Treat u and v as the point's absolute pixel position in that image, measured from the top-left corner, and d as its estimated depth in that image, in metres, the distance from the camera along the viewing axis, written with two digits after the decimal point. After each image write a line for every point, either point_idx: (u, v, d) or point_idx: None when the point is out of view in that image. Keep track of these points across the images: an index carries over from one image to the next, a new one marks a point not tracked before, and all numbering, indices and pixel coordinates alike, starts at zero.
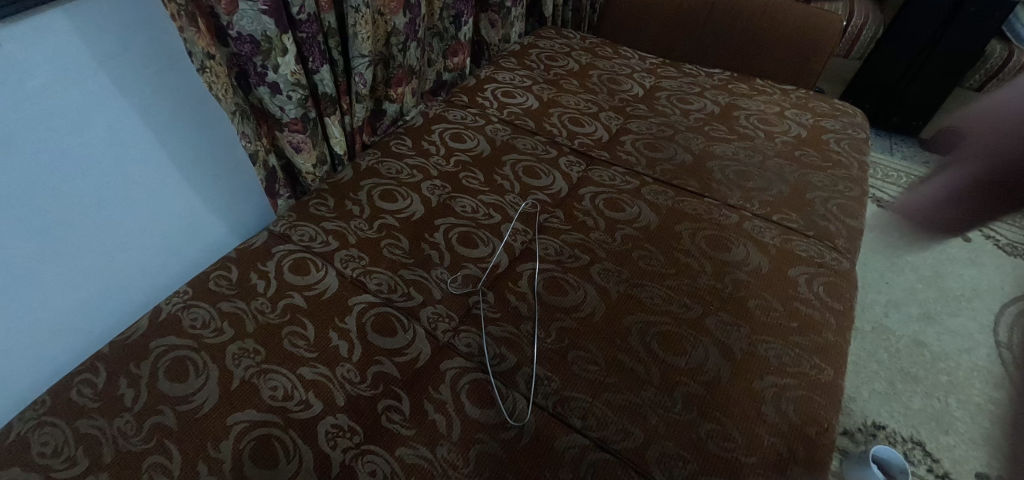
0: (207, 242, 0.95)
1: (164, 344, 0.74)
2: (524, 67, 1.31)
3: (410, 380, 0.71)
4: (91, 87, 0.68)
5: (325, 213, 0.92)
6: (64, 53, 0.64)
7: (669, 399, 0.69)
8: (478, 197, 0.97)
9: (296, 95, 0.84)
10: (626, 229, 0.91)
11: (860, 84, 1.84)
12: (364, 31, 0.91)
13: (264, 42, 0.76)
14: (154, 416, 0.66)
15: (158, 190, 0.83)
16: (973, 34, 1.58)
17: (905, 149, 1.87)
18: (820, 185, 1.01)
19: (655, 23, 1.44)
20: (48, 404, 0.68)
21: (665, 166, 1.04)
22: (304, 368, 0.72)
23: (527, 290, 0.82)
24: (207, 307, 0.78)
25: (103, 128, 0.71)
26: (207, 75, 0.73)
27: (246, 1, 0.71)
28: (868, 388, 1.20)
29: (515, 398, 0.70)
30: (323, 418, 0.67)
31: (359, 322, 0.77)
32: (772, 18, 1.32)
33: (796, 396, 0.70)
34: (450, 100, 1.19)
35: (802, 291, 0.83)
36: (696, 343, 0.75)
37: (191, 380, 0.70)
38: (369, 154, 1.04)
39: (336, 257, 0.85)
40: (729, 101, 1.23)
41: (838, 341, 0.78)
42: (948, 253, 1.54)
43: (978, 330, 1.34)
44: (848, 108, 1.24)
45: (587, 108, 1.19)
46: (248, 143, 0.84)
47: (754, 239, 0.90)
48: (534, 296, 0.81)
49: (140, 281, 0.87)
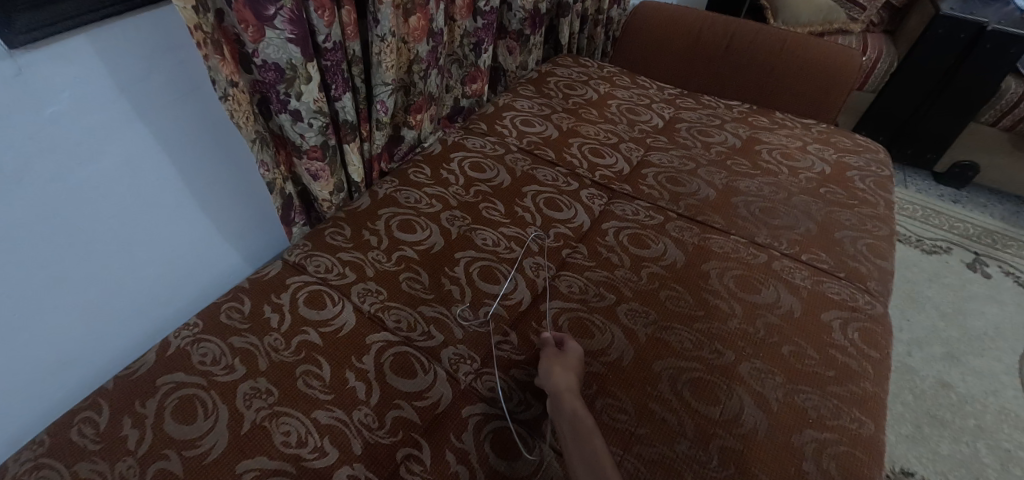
0: (219, 270, 0.92)
1: (172, 381, 0.70)
2: (542, 95, 1.30)
3: (431, 427, 0.68)
4: (113, 114, 0.66)
5: (341, 244, 0.89)
6: (86, 78, 0.61)
7: (704, 454, 0.66)
8: (500, 230, 0.94)
9: (317, 122, 0.81)
10: (652, 267, 0.89)
11: (873, 116, 1.83)
12: (388, 59, 0.89)
13: (288, 70, 0.74)
14: (159, 461, 0.62)
15: (173, 219, 0.80)
16: (990, 70, 1.57)
17: (919, 183, 1.89)
18: (848, 224, 0.99)
19: (673, 52, 1.43)
20: (47, 444, 0.64)
21: (688, 200, 1.02)
22: (319, 411, 0.68)
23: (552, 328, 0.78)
24: (217, 342, 0.75)
25: (122, 156, 0.69)
26: (229, 104, 0.71)
27: (273, 30, 0.69)
28: (895, 432, 1.18)
29: (541, 448, 0.67)
30: (339, 469, 0.63)
31: (378, 362, 0.74)
32: (792, 52, 1.32)
33: (838, 452, 0.67)
34: (467, 127, 1.18)
35: (838, 338, 0.79)
36: (729, 392, 0.72)
37: (200, 422, 0.66)
38: (386, 182, 1.01)
39: (352, 291, 0.82)
40: (750, 134, 1.21)
41: (878, 391, 0.74)
42: (969, 290, 1.51)
43: (1003, 370, 1.31)
44: (871, 143, 1.22)
45: (607, 139, 1.17)
46: (267, 171, 0.81)
47: (784, 280, 0.87)
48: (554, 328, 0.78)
49: (149, 312, 0.84)
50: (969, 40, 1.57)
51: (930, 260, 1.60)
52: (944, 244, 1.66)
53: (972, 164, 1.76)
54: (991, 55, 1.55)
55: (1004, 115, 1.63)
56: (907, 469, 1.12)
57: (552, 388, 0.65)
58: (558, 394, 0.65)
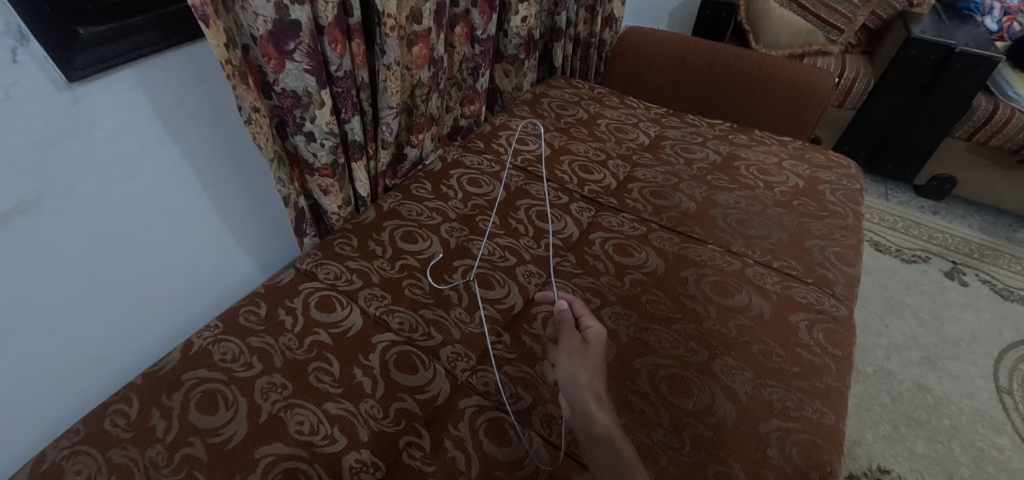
0: (236, 277, 1.00)
1: (196, 376, 0.77)
2: (536, 115, 1.39)
3: (430, 418, 0.75)
4: (150, 137, 0.74)
5: (349, 253, 0.97)
6: (130, 106, 0.70)
7: (677, 440, 0.72)
8: (495, 240, 1.02)
9: (329, 142, 0.89)
10: (634, 273, 0.96)
11: (854, 133, 1.92)
12: (393, 85, 0.98)
13: (304, 97, 0.82)
14: (185, 448, 0.69)
15: (197, 230, 0.88)
16: (962, 88, 1.66)
17: (900, 195, 1.97)
18: (818, 233, 1.07)
19: (659, 74, 1.52)
20: (82, 433, 0.71)
21: (670, 213, 1.10)
22: (329, 403, 0.75)
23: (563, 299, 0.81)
24: (236, 342, 0.82)
25: (156, 174, 0.77)
26: (252, 127, 0.79)
27: (292, 62, 0.78)
28: (872, 431, 1.24)
29: (531, 436, 0.74)
30: (347, 454, 0.70)
31: (383, 360, 0.81)
32: (769, 74, 1.41)
33: (800, 440, 0.74)
34: (466, 146, 1.26)
35: (803, 337, 0.87)
36: (702, 386, 0.79)
37: (221, 413, 0.73)
38: (390, 196, 1.10)
39: (360, 296, 0.90)
40: (730, 151, 1.30)
41: (839, 386, 0.82)
42: (946, 297, 1.58)
43: (978, 374, 1.38)
44: (844, 159, 1.30)
45: (596, 156, 1.26)
46: (283, 187, 0.89)
47: (756, 285, 0.95)
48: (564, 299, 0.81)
49: (173, 316, 0.91)
50: (939, 61, 1.66)
51: (910, 269, 1.67)
52: (923, 254, 1.73)
53: (950, 178, 1.85)
54: (960, 74, 1.64)
55: (977, 131, 1.71)
56: (884, 467, 1.18)
57: (569, 378, 0.67)
58: (575, 383, 0.66)
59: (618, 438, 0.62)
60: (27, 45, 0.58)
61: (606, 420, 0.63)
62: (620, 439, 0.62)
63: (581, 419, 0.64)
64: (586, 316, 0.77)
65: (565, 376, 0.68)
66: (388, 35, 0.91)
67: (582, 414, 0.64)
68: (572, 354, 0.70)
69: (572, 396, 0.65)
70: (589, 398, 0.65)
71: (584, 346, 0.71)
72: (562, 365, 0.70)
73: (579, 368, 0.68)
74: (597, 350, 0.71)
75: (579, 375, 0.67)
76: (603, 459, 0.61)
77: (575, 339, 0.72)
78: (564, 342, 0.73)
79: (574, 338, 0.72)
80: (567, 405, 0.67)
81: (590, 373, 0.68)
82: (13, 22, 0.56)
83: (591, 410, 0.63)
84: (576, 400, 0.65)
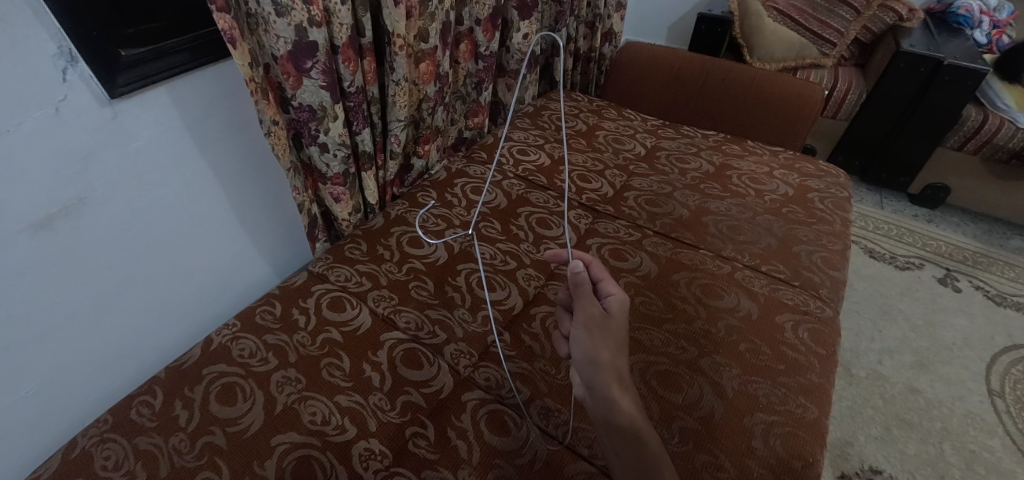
0: (253, 279, 1.06)
1: (216, 370, 0.82)
2: (537, 127, 1.45)
3: (434, 410, 0.80)
4: (179, 148, 0.80)
5: (359, 257, 1.02)
6: (163, 120, 0.76)
7: (667, 432, 0.77)
8: (496, 245, 1.08)
9: (341, 153, 0.96)
10: (628, 276, 1.01)
11: (848, 142, 1.97)
12: (402, 100, 1.04)
13: (319, 111, 0.88)
14: (206, 436, 0.74)
15: (218, 235, 0.94)
16: (952, 98, 1.70)
17: (894, 203, 2.01)
18: (806, 239, 1.12)
19: (655, 87, 1.58)
20: (110, 422, 0.75)
21: (664, 219, 1.15)
22: (340, 395, 0.80)
23: (579, 258, 0.80)
24: (253, 338, 0.87)
25: (184, 182, 0.83)
26: (271, 139, 0.85)
27: (309, 79, 0.84)
28: (865, 433, 1.28)
29: (528, 428, 0.79)
30: (357, 442, 0.75)
31: (390, 356, 0.86)
32: (762, 87, 1.47)
33: (784, 432, 0.78)
34: (470, 156, 1.32)
35: (789, 337, 0.91)
36: (691, 382, 0.83)
37: (240, 404, 0.78)
38: (397, 204, 1.16)
39: (369, 296, 0.95)
40: (723, 161, 1.35)
41: (823, 382, 0.86)
42: (939, 303, 1.62)
43: (970, 377, 1.41)
44: (833, 169, 1.35)
45: (594, 166, 1.31)
46: (298, 194, 0.95)
47: (744, 288, 1.00)
48: (581, 259, 0.79)
49: (194, 315, 0.97)
50: (928, 73, 1.71)
51: (903, 276, 1.71)
52: (917, 261, 1.77)
53: (944, 185, 1.89)
54: (949, 86, 1.69)
55: (968, 141, 1.75)
56: (876, 467, 1.21)
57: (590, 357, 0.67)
58: (597, 363, 0.66)
59: (643, 431, 0.63)
60: (75, 65, 0.65)
61: (630, 408, 0.63)
62: (645, 431, 0.63)
63: (603, 408, 0.64)
64: (607, 283, 0.76)
65: (584, 354, 0.68)
66: (397, 53, 0.98)
67: (604, 401, 0.64)
68: (592, 328, 0.70)
69: (593, 379, 0.65)
70: (611, 381, 0.65)
71: (604, 319, 0.70)
72: (581, 339, 0.69)
73: (600, 345, 0.68)
74: (617, 321, 0.71)
75: (601, 355, 0.67)
76: (624, 448, 0.62)
77: (596, 308, 0.72)
78: (583, 309, 0.72)
79: (595, 306, 0.72)
80: (586, 388, 0.66)
81: (611, 351, 0.68)
82: (65, 45, 0.63)
83: (614, 397, 0.63)
84: (597, 381, 0.65)
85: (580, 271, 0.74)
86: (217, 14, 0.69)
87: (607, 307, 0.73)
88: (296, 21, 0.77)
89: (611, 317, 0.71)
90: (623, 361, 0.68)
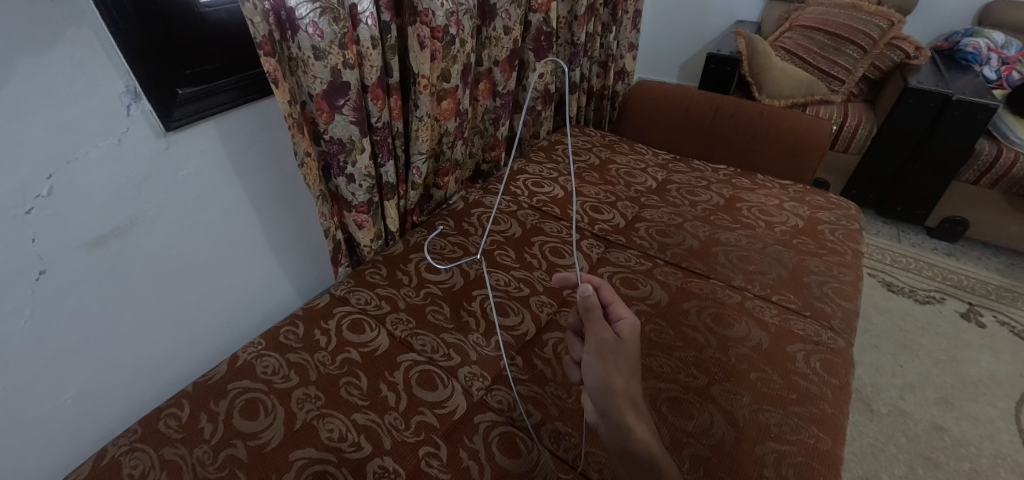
0: (279, 300, 1.11)
1: (241, 386, 0.86)
2: (551, 160, 1.51)
3: (448, 431, 0.82)
4: (220, 176, 0.87)
5: (379, 281, 1.07)
6: (208, 151, 0.83)
7: (677, 459, 0.77)
8: (510, 272, 1.12)
9: (366, 183, 1.01)
10: (639, 304, 1.03)
11: (862, 176, 1.98)
12: (424, 134, 1.11)
13: (349, 144, 0.95)
14: (228, 448, 0.77)
15: (250, 256, 0.99)
16: (965, 131, 1.71)
17: (912, 237, 2.00)
18: (817, 270, 1.13)
19: (667, 122, 1.63)
20: (139, 432, 0.79)
21: (675, 250, 1.18)
22: (357, 414, 0.83)
23: (585, 282, 0.83)
24: (277, 357, 0.91)
25: (222, 207, 0.90)
26: (304, 169, 0.91)
27: (340, 114, 0.91)
28: (888, 472, 1.24)
29: (538, 450, 0.80)
30: (371, 460, 0.77)
31: (406, 378, 0.89)
32: (770, 123, 1.51)
33: (796, 462, 0.78)
34: (486, 188, 1.37)
35: (800, 367, 0.92)
36: (701, 408, 0.84)
37: (261, 419, 0.81)
38: (417, 232, 1.21)
39: (387, 320, 0.99)
40: (733, 194, 1.38)
41: (836, 412, 0.86)
42: (963, 338, 1.59)
43: (999, 416, 1.37)
44: (844, 201, 1.37)
45: (606, 197, 1.35)
46: (324, 221, 1.00)
47: (754, 317, 1.01)
48: (590, 283, 0.82)
49: (223, 332, 1.02)
50: (938, 108, 1.72)
51: (924, 310, 1.68)
52: (938, 295, 1.74)
53: (962, 219, 1.88)
54: (960, 120, 1.70)
55: (983, 174, 1.75)
56: None
57: (605, 385, 0.68)
58: (613, 391, 0.67)
59: (659, 458, 0.64)
60: (138, 101, 0.72)
61: (645, 435, 0.65)
62: (663, 459, 0.64)
63: (619, 435, 0.65)
64: (616, 307, 0.78)
65: (598, 381, 0.69)
66: (422, 92, 1.05)
67: (621, 430, 0.65)
68: (604, 353, 0.71)
69: (607, 404, 0.67)
70: (626, 407, 0.66)
71: (617, 344, 0.71)
72: (594, 366, 0.70)
73: (613, 372, 0.69)
74: (629, 345, 0.73)
75: (614, 380, 0.68)
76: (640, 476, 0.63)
77: (608, 333, 0.73)
78: (594, 335, 0.73)
79: (606, 331, 0.73)
80: (600, 415, 0.68)
81: (623, 376, 0.69)
82: (131, 84, 0.71)
83: (629, 424, 0.65)
84: (611, 409, 0.66)
85: (590, 295, 0.74)
86: (264, 57, 0.77)
87: (616, 330, 0.75)
88: (333, 64, 0.84)
89: (623, 341, 0.73)
90: (637, 388, 0.70)
